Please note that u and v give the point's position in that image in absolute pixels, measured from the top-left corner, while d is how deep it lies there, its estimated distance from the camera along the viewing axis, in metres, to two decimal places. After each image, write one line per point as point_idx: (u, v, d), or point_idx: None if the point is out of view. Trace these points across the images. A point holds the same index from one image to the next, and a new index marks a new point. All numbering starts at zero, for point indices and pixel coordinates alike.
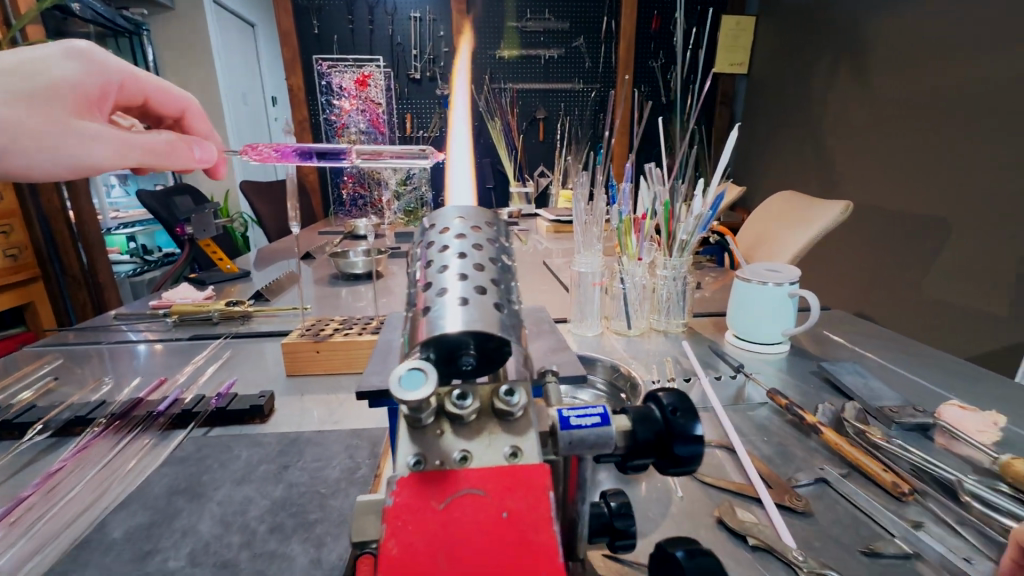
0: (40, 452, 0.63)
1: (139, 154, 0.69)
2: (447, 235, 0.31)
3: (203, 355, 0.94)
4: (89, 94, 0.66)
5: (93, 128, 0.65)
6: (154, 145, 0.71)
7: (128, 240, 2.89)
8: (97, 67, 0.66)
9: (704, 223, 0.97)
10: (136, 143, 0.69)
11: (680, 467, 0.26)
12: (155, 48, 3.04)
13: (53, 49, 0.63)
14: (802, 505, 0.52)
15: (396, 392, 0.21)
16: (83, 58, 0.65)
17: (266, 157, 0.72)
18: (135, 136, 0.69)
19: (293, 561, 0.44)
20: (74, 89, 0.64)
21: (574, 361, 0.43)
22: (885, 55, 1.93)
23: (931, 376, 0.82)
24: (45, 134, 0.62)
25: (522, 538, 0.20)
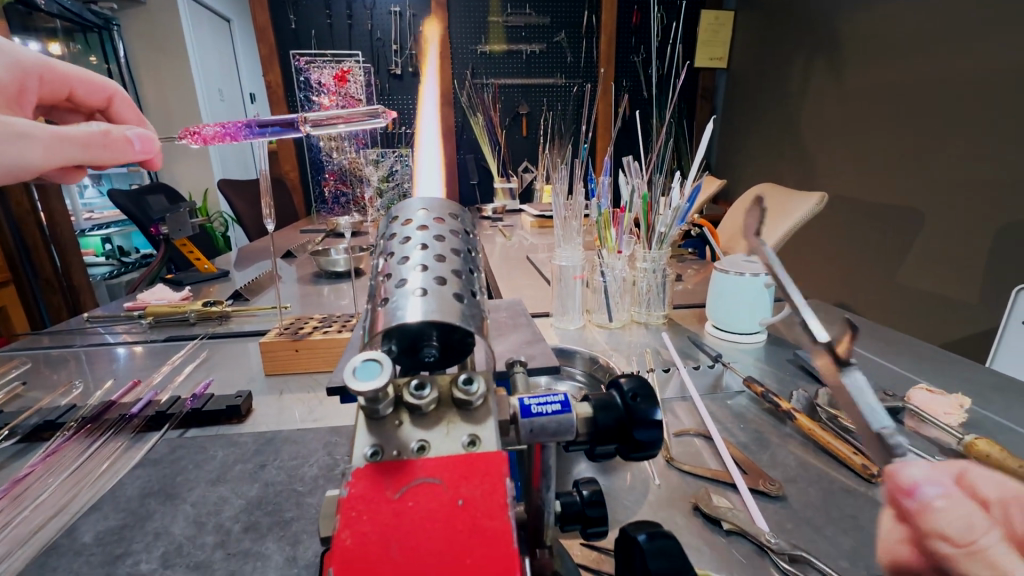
0: (8, 458, 0.61)
1: (75, 148, 0.65)
2: (409, 227, 0.31)
3: (180, 356, 0.92)
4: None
5: (19, 124, 0.61)
6: (89, 138, 0.66)
7: (104, 241, 2.82)
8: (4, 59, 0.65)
9: (681, 216, 0.98)
10: (70, 136, 0.64)
11: (642, 452, 0.26)
12: (126, 43, 2.96)
13: None
14: (775, 489, 0.53)
15: (350, 382, 0.21)
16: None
17: (210, 139, 0.72)
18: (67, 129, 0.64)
19: (268, 560, 0.44)
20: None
21: (547, 353, 0.43)
22: (859, 49, 1.97)
23: (902, 362, 0.85)
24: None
25: (476, 526, 0.20)
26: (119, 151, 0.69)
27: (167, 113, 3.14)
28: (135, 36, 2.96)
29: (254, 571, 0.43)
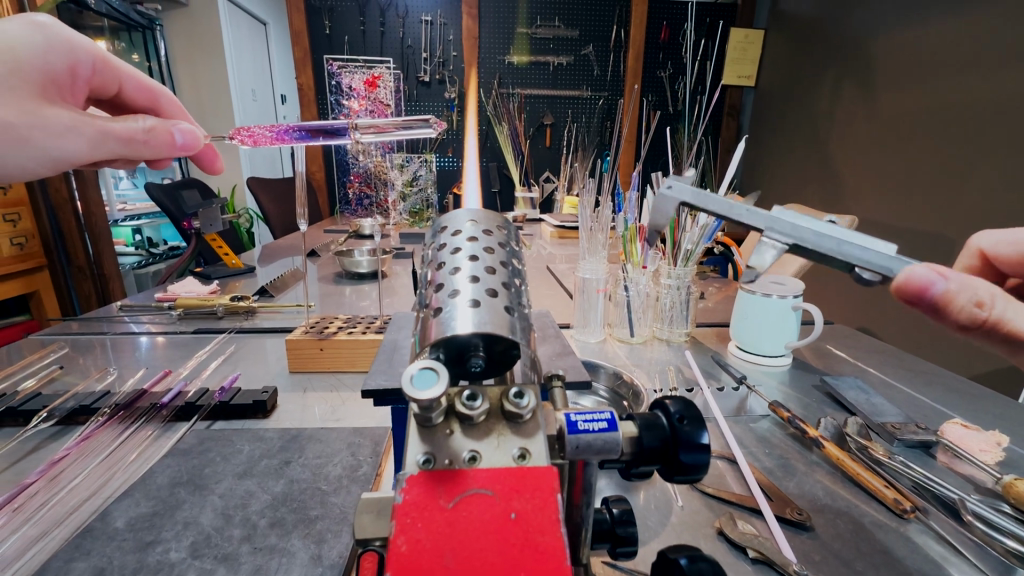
0: (45, 440, 0.63)
1: (115, 143, 0.67)
2: (458, 238, 0.31)
3: (208, 348, 0.94)
4: (54, 76, 0.65)
5: (68, 118, 0.64)
6: (132, 133, 0.67)
7: (134, 232, 2.90)
8: (62, 45, 0.64)
9: (709, 234, 0.98)
10: (114, 130, 0.67)
11: (686, 475, 0.26)
12: (167, 42, 3.07)
13: (14, 23, 0.61)
14: (803, 517, 0.52)
15: (407, 390, 0.21)
16: (47, 36, 0.63)
17: (259, 138, 0.76)
18: (113, 124, 0.67)
19: (293, 557, 0.44)
20: (40, 71, 0.63)
21: (579, 367, 0.43)
22: (892, 73, 1.94)
23: (933, 394, 0.82)
24: (16, 124, 0.61)
25: (527, 539, 0.20)
26: (160, 148, 0.71)
27: (202, 111, 3.24)
28: (176, 36, 3.07)
29: (279, 567, 0.43)
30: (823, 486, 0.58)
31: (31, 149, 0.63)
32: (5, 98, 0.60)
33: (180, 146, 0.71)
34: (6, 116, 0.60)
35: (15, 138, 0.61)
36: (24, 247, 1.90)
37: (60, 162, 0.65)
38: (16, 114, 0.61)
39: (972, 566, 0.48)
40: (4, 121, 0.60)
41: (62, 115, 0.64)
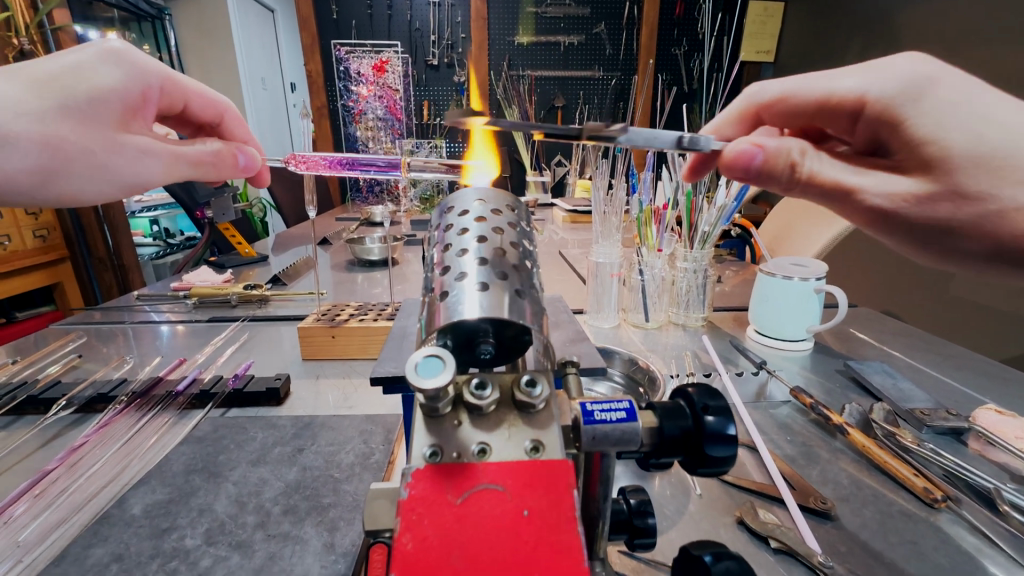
0: (65, 427, 0.64)
1: (187, 167, 0.66)
2: (466, 218, 0.29)
3: (223, 336, 0.95)
4: (132, 102, 0.62)
5: (141, 141, 0.62)
6: (201, 156, 0.66)
7: (152, 223, 2.95)
8: (135, 71, 0.61)
9: (727, 215, 0.94)
10: (184, 154, 0.65)
11: (711, 468, 0.24)
12: (177, 32, 3.07)
13: (89, 53, 0.58)
14: (827, 507, 0.50)
15: (412, 378, 0.20)
16: (120, 63, 0.60)
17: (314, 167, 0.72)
18: (183, 147, 0.65)
19: (307, 544, 0.44)
20: (120, 98, 0.60)
21: (594, 353, 0.41)
22: (920, 44, 1.85)
23: (963, 378, 0.79)
24: (96, 152, 0.59)
25: (541, 538, 0.19)
26: (225, 170, 0.70)
27: None
28: (185, 26, 3.07)
29: (293, 555, 0.43)
30: (847, 474, 0.56)
31: (108, 177, 0.61)
32: (85, 127, 0.58)
33: (242, 168, 0.72)
34: (84, 143, 0.58)
35: (91, 167, 0.59)
36: (45, 240, 1.95)
37: (134, 187, 0.64)
38: (96, 144, 0.59)
39: (1008, 559, 0.46)
40: (84, 149, 0.58)
41: (137, 141, 0.62)
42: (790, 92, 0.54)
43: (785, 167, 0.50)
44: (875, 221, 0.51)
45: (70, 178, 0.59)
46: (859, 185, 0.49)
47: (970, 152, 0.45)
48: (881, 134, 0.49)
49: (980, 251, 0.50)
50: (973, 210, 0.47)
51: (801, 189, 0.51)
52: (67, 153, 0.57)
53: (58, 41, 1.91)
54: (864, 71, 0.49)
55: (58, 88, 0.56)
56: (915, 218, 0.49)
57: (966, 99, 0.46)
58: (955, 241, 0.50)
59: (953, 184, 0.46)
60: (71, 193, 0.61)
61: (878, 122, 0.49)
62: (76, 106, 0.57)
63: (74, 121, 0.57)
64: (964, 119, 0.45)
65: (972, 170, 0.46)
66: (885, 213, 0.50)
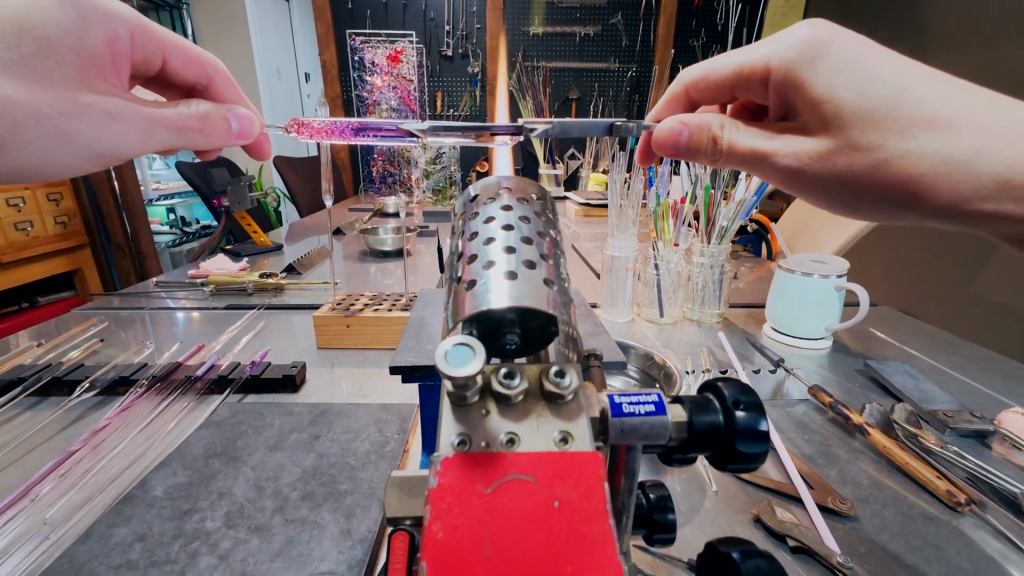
0: (88, 409, 0.66)
1: (165, 134, 0.61)
2: (493, 206, 0.29)
3: (239, 324, 0.96)
4: (94, 57, 0.56)
5: (109, 103, 0.57)
6: (183, 122, 0.62)
7: (169, 212, 2.99)
8: (98, 19, 0.55)
9: (747, 210, 0.93)
10: (161, 118, 0.61)
11: (740, 464, 0.24)
12: (194, 21, 3.09)
13: None
14: (847, 508, 0.49)
15: (442, 366, 0.20)
16: (79, 9, 0.54)
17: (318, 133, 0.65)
18: (159, 110, 0.61)
19: (324, 529, 0.45)
20: (77, 52, 0.54)
21: (614, 347, 0.41)
22: (947, 38, 1.80)
23: (988, 381, 0.77)
24: (52, 114, 0.54)
25: (573, 530, 0.19)
26: (214, 136, 0.66)
27: None
28: (203, 16, 3.09)
29: (311, 540, 0.44)
30: (867, 475, 0.55)
31: (73, 143, 0.57)
32: (41, 86, 0.53)
33: (235, 134, 0.67)
34: (42, 104, 0.53)
35: (55, 131, 0.55)
36: (65, 226, 1.99)
37: (103, 153, 0.59)
38: (51, 105, 0.54)
39: None
40: (38, 112, 0.53)
41: (102, 102, 0.56)
42: (710, 71, 0.60)
43: (706, 140, 0.57)
44: (793, 182, 0.54)
45: (33, 144, 0.55)
46: (772, 149, 0.53)
47: (858, 106, 0.47)
48: (784, 98, 0.52)
49: (896, 202, 0.51)
50: (871, 163, 0.49)
51: (726, 158, 0.57)
52: (18, 116, 0.53)
53: None
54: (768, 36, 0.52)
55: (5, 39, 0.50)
56: (829, 176, 0.51)
57: (855, 51, 0.47)
58: (867, 191, 0.51)
59: (849, 139, 0.48)
60: (33, 160, 0.57)
61: (782, 85, 0.50)
62: (25, 61, 0.51)
63: (23, 79, 0.51)
64: (845, 74, 0.47)
65: (863, 124, 0.47)
66: (798, 172, 0.53)
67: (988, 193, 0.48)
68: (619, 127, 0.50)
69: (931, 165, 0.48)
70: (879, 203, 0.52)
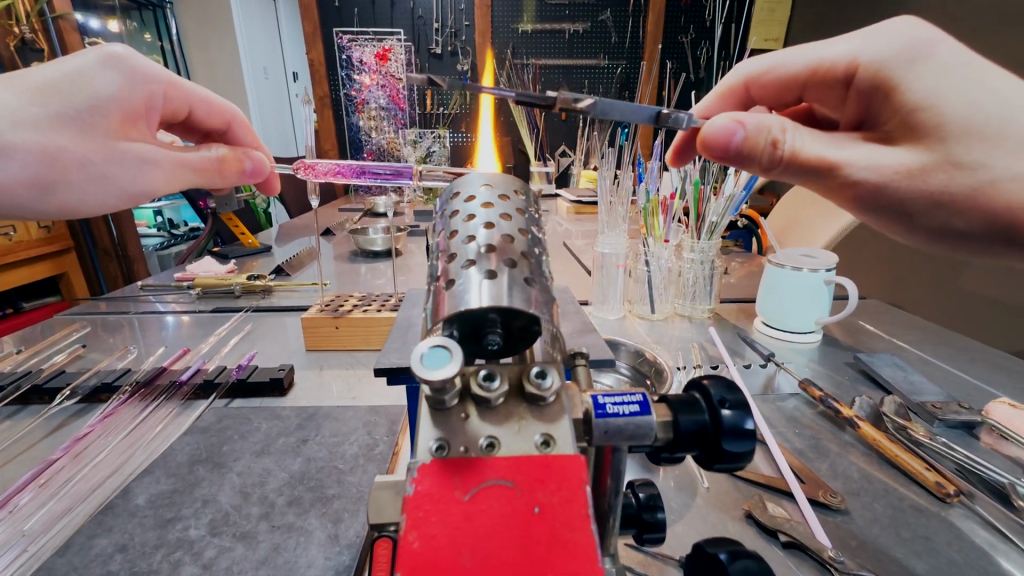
0: (69, 417, 0.64)
1: (191, 176, 0.64)
2: (472, 204, 0.28)
3: (226, 327, 0.94)
4: (132, 109, 0.60)
5: (142, 149, 0.60)
6: (205, 164, 0.64)
7: (156, 214, 2.95)
8: (136, 75, 0.60)
9: (736, 206, 0.93)
10: (188, 161, 0.64)
11: (727, 463, 0.24)
12: (179, 20, 3.04)
13: (90, 58, 0.57)
14: (838, 501, 0.49)
15: (418, 370, 0.19)
16: (121, 67, 0.59)
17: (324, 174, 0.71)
18: (187, 154, 0.64)
19: (311, 535, 0.44)
20: (119, 105, 0.58)
21: (602, 345, 0.40)
22: None
23: (975, 372, 0.78)
24: (93, 161, 0.58)
25: (553, 536, 0.18)
26: (232, 178, 0.67)
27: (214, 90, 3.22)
28: (187, 14, 3.05)
29: (297, 546, 0.43)
30: (859, 468, 0.55)
31: (110, 186, 0.60)
32: (85, 136, 0.57)
33: (250, 173, 0.68)
34: (83, 152, 0.57)
35: (92, 175, 0.58)
36: (49, 230, 1.96)
37: (136, 196, 0.62)
38: (94, 153, 0.57)
39: None
40: (83, 159, 0.57)
41: (139, 149, 0.60)
42: (775, 65, 0.58)
43: (767, 145, 0.51)
44: (861, 199, 0.52)
45: (73, 190, 0.58)
46: (844, 160, 0.50)
47: (961, 106, 0.46)
48: (872, 105, 0.51)
49: (962, 223, 0.51)
50: (968, 182, 0.48)
51: (784, 167, 0.52)
52: (64, 163, 0.56)
53: (59, 31, 1.89)
54: (859, 37, 0.50)
55: (57, 96, 0.55)
56: (903, 195, 0.50)
57: (958, 61, 0.47)
58: (939, 212, 0.51)
59: (947, 153, 0.47)
60: (70, 204, 0.60)
61: (872, 89, 0.49)
62: (73, 115, 0.55)
63: (71, 131, 0.56)
64: (957, 85, 0.46)
65: (968, 139, 0.47)
66: (873, 188, 0.51)
67: None
68: (665, 117, 0.47)
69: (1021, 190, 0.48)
70: (947, 228, 0.52)
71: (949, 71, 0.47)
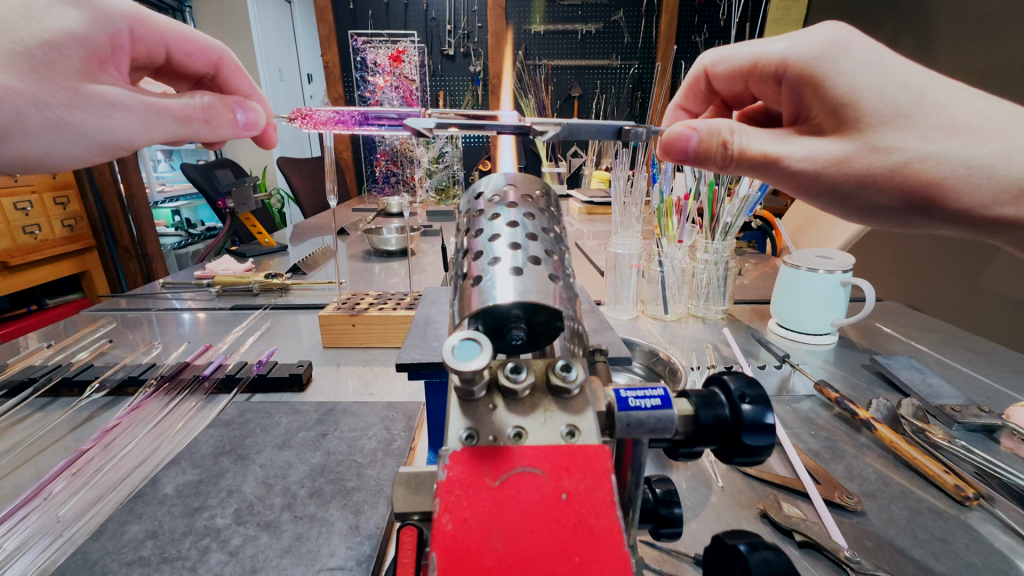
0: (98, 409, 0.67)
1: (172, 125, 0.61)
2: (496, 204, 0.29)
3: (245, 324, 0.96)
4: (97, 50, 0.55)
5: (112, 93, 0.56)
6: (187, 112, 0.61)
7: (174, 214, 3.01)
8: (95, 9, 0.54)
9: (751, 206, 0.92)
10: (167, 108, 0.60)
11: (746, 457, 0.24)
12: (197, 24, 3.10)
13: None
14: (854, 503, 0.49)
15: (449, 361, 0.20)
16: (78, 0, 0.53)
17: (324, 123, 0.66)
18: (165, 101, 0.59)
19: (332, 526, 0.45)
20: (80, 44, 0.53)
21: (619, 343, 0.42)
22: (955, 30, 1.79)
23: (995, 375, 0.77)
24: (56, 107, 0.54)
25: (580, 522, 0.19)
26: (222, 128, 0.65)
27: None
28: (206, 19, 3.11)
29: (319, 536, 0.44)
30: (875, 470, 0.55)
31: (77, 134, 0.56)
32: (45, 78, 0.52)
33: (241, 126, 0.66)
34: (43, 95, 0.53)
35: (56, 121, 0.55)
36: (74, 229, 2.02)
37: (106, 144, 0.59)
38: (56, 97, 0.53)
39: None
40: (42, 103, 0.53)
41: (108, 93, 0.56)
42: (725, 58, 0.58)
43: (717, 147, 0.52)
44: (805, 188, 0.52)
45: (36, 136, 0.56)
46: (784, 154, 0.51)
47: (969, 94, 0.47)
48: (802, 100, 0.50)
49: (901, 204, 0.51)
50: (890, 166, 0.48)
51: (736, 166, 0.53)
52: (21, 108, 0.53)
53: None
54: (792, 35, 0.49)
55: (5, 33, 0.49)
56: (844, 181, 0.50)
57: (877, 56, 0.46)
58: (875, 195, 0.50)
59: (868, 141, 0.47)
60: (36, 152, 0.57)
61: (800, 86, 0.49)
62: (26, 54, 0.50)
63: (26, 71, 0.51)
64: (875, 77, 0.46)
65: (885, 126, 0.46)
66: (812, 177, 0.51)
67: (1008, 198, 0.48)
68: (628, 131, 0.48)
69: (951, 168, 0.47)
70: (872, 203, 0.52)
71: (863, 66, 0.46)
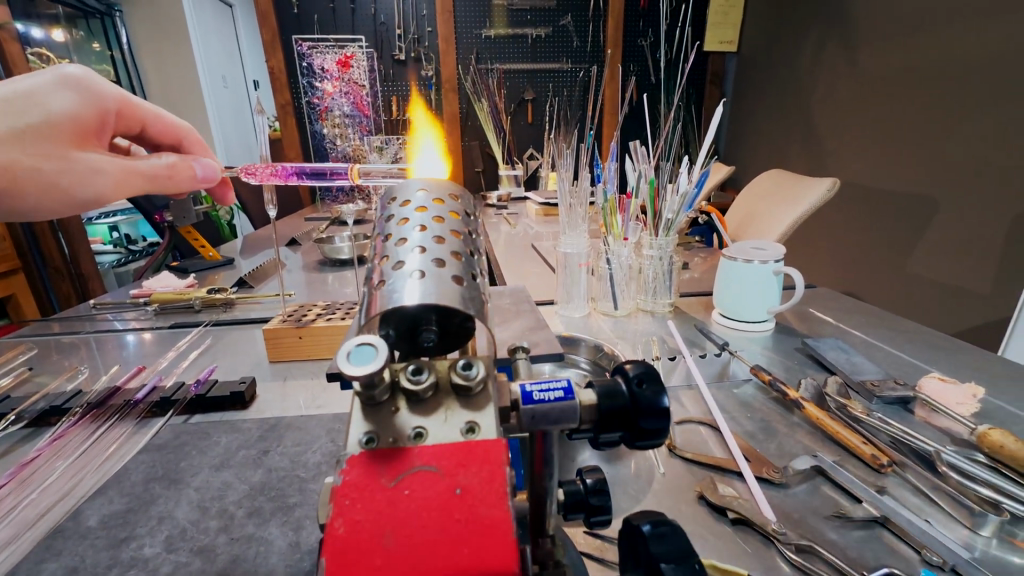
0: (16, 442, 0.62)
1: (142, 184, 0.67)
2: (407, 208, 0.30)
3: (185, 342, 0.92)
4: (86, 126, 0.63)
5: (92, 159, 0.63)
6: (156, 171, 0.67)
7: (111, 230, 2.83)
8: (90, 95, 0.63)
9: (690, 201, 0.96)
10: (138, 169, 0.66)
11: (647, 440, 0.26)
12: (129, 29, 2.93)
13: (47, 79, 0.61)
14: (780, 476, 0.52)
15: (343, 366, 0.20)
16: (77, 88, 0.62)
17: (265, 177, 0.75)
18: (136, 163, 0.66)
19: (271, 544, 0.44)
20: (71, 121, 0.61)
21: (552, 340, 0.43)
22: (876, 33, 1.92)
23: (911, 351, 0.83)
24: (44, 172, 0.60)
25: (472, 515, 0.19)
26: (183, 183, 0.71)
27: (170, 101, 3.12)
28: (139, 25, 2.94)
29: (257, 556, 0.43)
30: (804, 447, 0.58)
31: (56, 194, 0.62)
32: (35, 149, 0.59)
33: (200, 179, 0.73)
34: (31, 162, 0.59)
35: (40, 183, 0.60)
36: None
37: (82, 203, 0.65)
38: (44, 164, 0.60)
39: (946, 515, 0.49)
40: (32, 170, 0.59)
41: (89, 159, 0.63)
42: None
43: None
44: None
45: (16, 198, 0.60)
46: None
47: None
48: None
49: None
50: None
51: None
52: (14, 172, 0.59)
53: None
54: None
55: (11, 113, 0.58)
56: None
57: None
58: None
59: None
60: (15, 209, 0.62)
61: None
62: (23, 129, 0.58)
63: (23, 143, 0.58)
64: None
65: None
66: None
67: None
68: None
69: None
70: None
71: None
